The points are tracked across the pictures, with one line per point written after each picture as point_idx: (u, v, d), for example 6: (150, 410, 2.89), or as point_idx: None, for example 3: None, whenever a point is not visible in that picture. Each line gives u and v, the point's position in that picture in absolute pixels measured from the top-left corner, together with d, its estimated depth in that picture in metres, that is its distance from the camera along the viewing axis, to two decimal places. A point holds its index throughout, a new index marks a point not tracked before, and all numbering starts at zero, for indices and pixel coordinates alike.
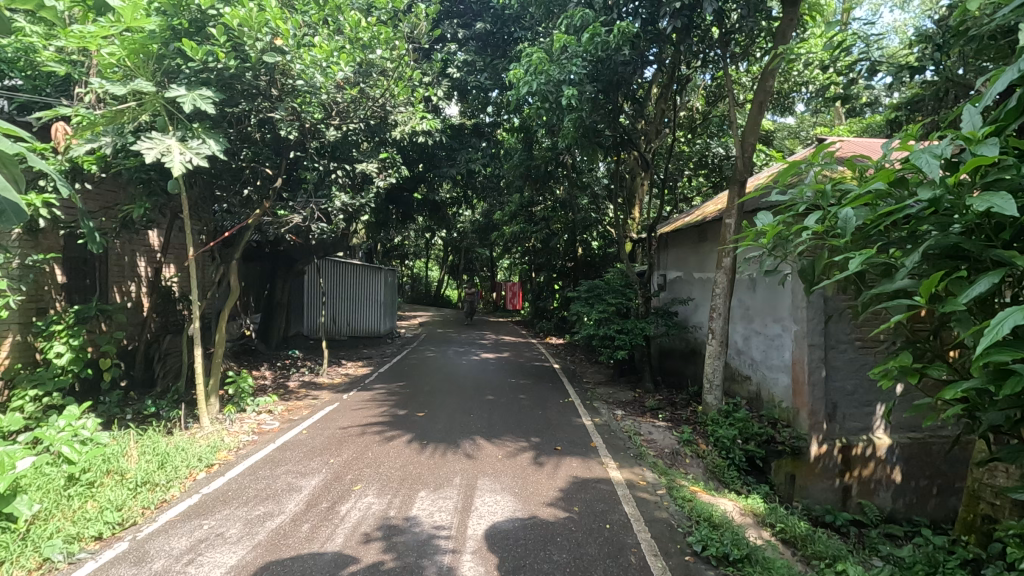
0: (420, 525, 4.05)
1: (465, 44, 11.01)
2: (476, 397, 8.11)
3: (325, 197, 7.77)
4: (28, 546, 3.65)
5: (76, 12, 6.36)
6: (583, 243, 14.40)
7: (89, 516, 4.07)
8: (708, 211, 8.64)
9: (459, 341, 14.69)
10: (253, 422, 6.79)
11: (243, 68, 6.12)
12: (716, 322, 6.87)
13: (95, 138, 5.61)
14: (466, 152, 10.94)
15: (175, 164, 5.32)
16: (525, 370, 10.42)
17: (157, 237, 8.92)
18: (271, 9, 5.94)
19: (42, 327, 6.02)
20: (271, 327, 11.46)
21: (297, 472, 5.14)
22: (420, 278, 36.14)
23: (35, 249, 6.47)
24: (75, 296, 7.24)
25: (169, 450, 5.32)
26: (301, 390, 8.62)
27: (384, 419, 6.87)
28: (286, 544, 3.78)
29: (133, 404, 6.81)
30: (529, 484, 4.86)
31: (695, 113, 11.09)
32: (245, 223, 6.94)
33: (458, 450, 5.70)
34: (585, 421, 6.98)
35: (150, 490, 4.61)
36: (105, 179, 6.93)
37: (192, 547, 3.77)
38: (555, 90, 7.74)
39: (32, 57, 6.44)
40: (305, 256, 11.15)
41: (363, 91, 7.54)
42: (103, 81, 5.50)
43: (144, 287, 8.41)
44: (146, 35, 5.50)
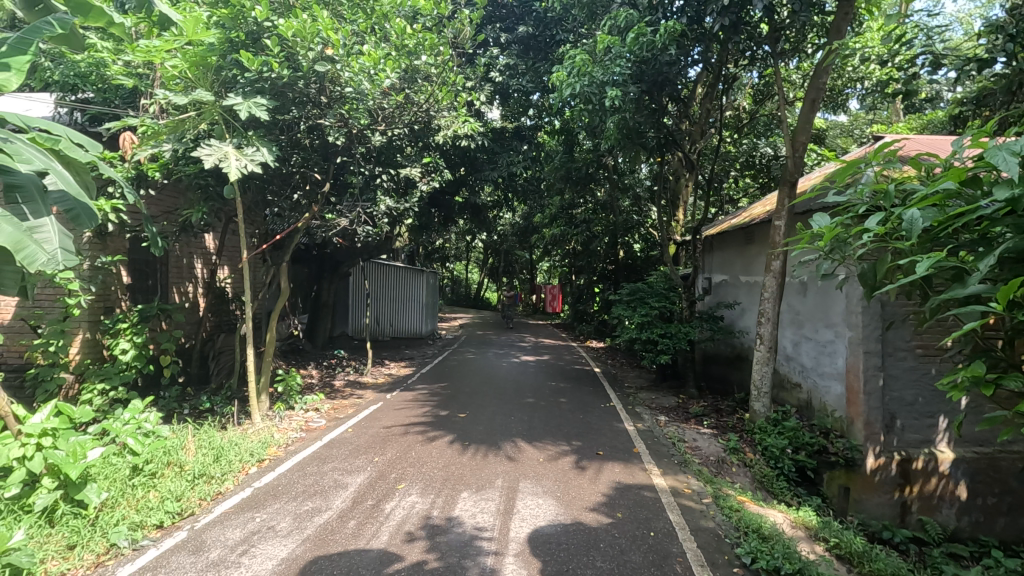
0: (463, 525, 4.08)
1: (507, 48, 11.00)
2: (516, 399, 8.11)
3: (370, 201, 7.94)
4: (97, 532, 3.88)
5: (143, 27, 6.75)
6: (625, 246, 14.21)
7: (151, 505, 4.29)
8: (756, 213, 8.40)
9: (499, 344, 14.72)
10: (300, 420, 7.00)
11: (295, 77, 6.36)
12: (765, 327, 6.65)
13: (158, 145, 5.94)
14: (507, 155, 11.00)
15: (232, 169, 5.57)
16: (565, 374, 10.35)
17: (213, 240, 9.33)
18: (323, 20, 6.16)
19: (110, 325, 6.39)
20: (317, 327, 11.81)
21: (343, 469, 5.27)
22: (460, 280, 36.47)
23: (103, 251, 6.86)
24: (138, 296, 7.65)
25: (224, 445, 5.56)
26: (346, 390, 8.82)
27: (425, 419, 6.97)
28: (334, 540, 3.88)
29: (190, 400, 7.14)
30: (572, 488, 4.83)
31: (742, 113, 10.80)
32: (295, 226, 7.17)
33: (499, 453, 5.72)
34: (627, 426, 6.88)
35: (207, 482, 4.82)
36: (167, 184, 7.31)
37: (246, 539, 3.92)
38: (598, 92, 7.68)
39: (102, 72, 6.87)
40: (351, 259, 11.42)
41: (408, 97, 7.69)
42: (167, 92, 5.82)
43: (200, 288, 8.81)
44: (207, 48, 5.79)
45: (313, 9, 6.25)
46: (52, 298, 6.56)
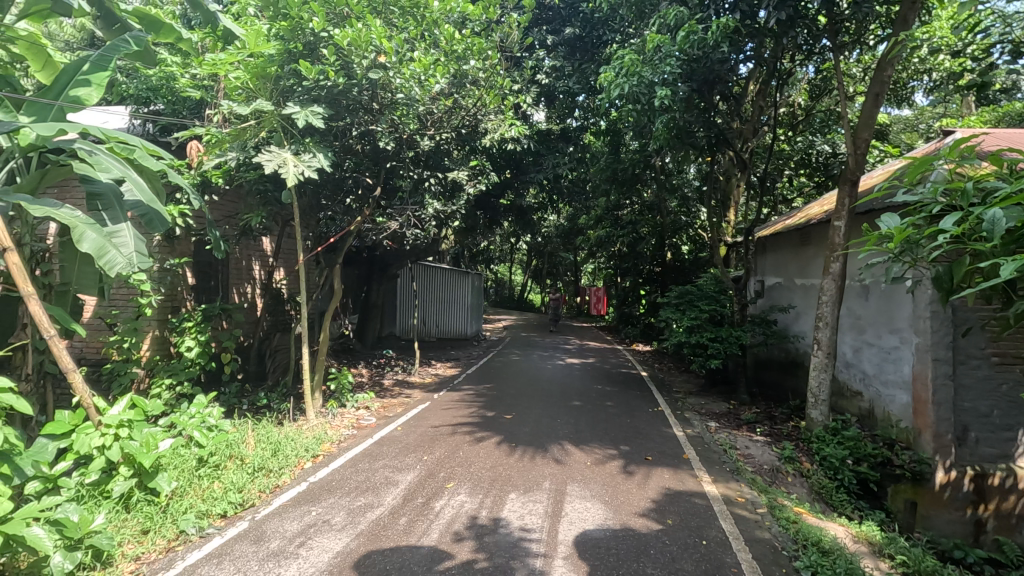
0: (510, 526, 4.10)
1: (553, 50, 10.95)
2: (562, 402, 8.09)
3: (418, 204, 8.06)
4: (168, 519, 4.12)
5: (208, 42, 7.13)
6: (673, 247, 14.02)
7: (216, 495, 4.52)
8: (813, 213, 8.09)
9: (543, 346, 14.71)
10: (352, 418, 7.20)
11: (350, 84, 6.57)
12: (822, 332, 6.39)
13: (223, 154, 6.27)
14: (553, 156, 11.00)
15: (290, 175, 5.80)
16: (611, 377, 10.22)
17: (270, 243, 9.73)
18: (376, 28, 6.36)
19: (177, 324, 6.77)
20: (367, 327, 12.11)
21: (393, 467, 5.39)
22: (504, 282, 36.62)
23: (171, 254, 7.26)
24: (202, 296, 8.06)
25: (281, 440, 5.79)
26: (394, 389, 9.01)
27: (472, 419, 7.04)
28: (386, 535, 3.98)
29: (248, 396, 7.47)
30: (619, 493, 4.77)
31: (797, 109, 10.41)
32: (348, 229, 7.40)
33: (547, 455, 5.70)
34: (677, 431, 6.74)
35: (265, 475, 5.04)
36: (229, 190, 7.69)
37: (303, 531, 4.07)
38: (647, 92, 7.56)
39: (172, 85, 7.30)
40: (399, 261, 11.66)
41: (456, 102, 7.80)
42: (231, 102, 6.12)
43: (258, 289, 9.20)
44: (267, 59, 6.06)
45: (366, 18, 6.45)
46: (126, 298, 7.00)
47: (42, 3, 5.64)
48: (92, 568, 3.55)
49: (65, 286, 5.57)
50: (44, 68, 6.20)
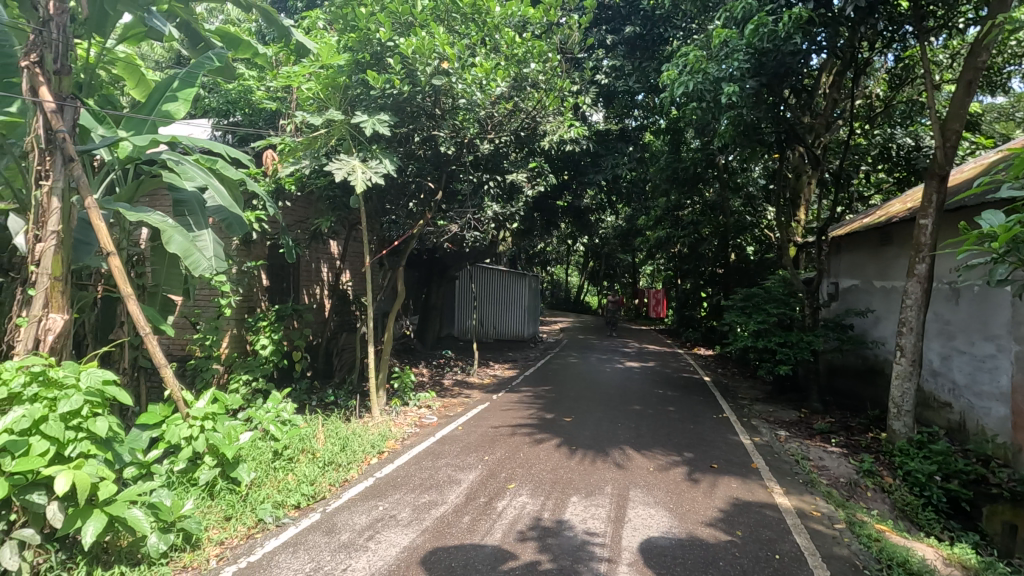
0: (573, 529, 4.08)
1: (613, 50, 10.79)
2: (622, 406, 7.96)
3: (477, 207, 8.14)
4: (248, 507, 4.37)
5: (282, 55, 7.56)
6: (737, 248, 13.56)
7: (290, 487, 4.76)
8: (894, 210, 7.62)
9: (601, 348, 14.55)
10: (414, 416, 7.39)
11: (414, 91, 6.75)
12: (906, 338, 5.97)
13: (297, 162, 6.57)
14: (612, 156, 10.83)
15: (359, 181, 6.02)
16: (672, 382, 9.95)
17: (337, 246, 10.13)
18: (439, 35, 6.54)
19: (253, 323, 7.16)
20: (427, 328, 12.39)
21: (455, 466, 5.47)
22: (559, 284, 36.41)
23: (248, 257, 7.69)
24: (276, 297, 8.51)
25: (349, 435, 6.02)
26: (454, 388, 9.18)
27: (532, 421, 7.05)
28: (451, 533, 4.05)
29: (317, 392, 7.81)
30: (685, 501, 4.64)
31: (874, 100, 9.82)
32: (411, 232, 7.64)
33: (608, 459, 5.63)
34: (744, 440, 6.49)
35: (335, 469, 5.25)
36: (301, 196, 8.08)
37: (371, 525, 4.21)
38: (712, 89, 7.37)
39: (250, 97, 7.74)
40: (458, 263, 11.85)
41: (516, 105, 7.86)
42: (303, 112, 6.45)
43: (325, 290, 9.61)
44: (336, 70, 6.36)
45: (430, 26, 6.64)
46: (208, 299, 7.48)
47: (139, 28, 6.14)
48: (183, 549, 3.82)
49: (154, 287, 5.99)
50: (137, 85, 6.76)
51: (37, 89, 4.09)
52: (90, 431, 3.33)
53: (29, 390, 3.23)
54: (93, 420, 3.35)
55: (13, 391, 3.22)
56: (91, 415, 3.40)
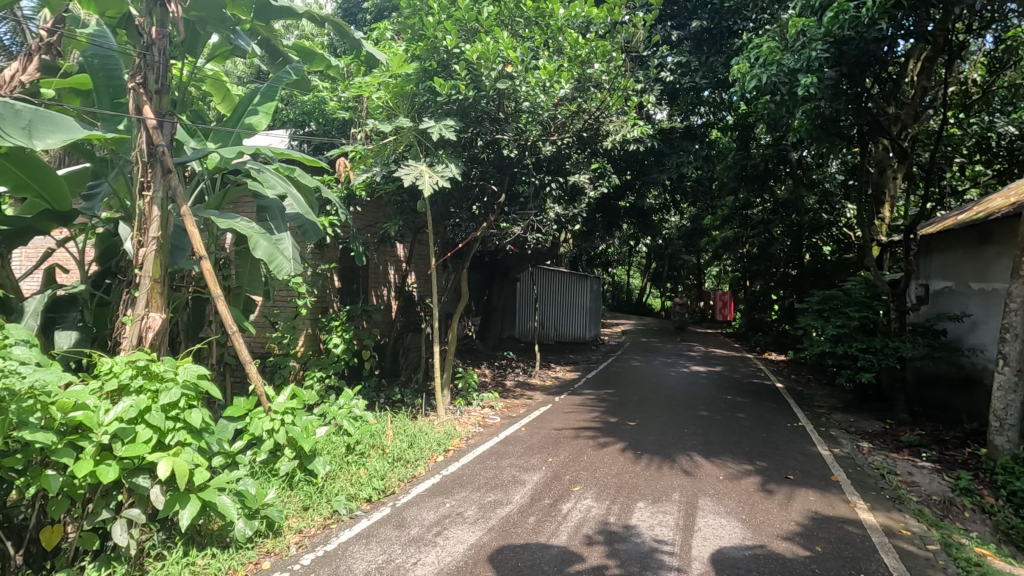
0: (641, 536, 4.00)
1: (678, 46, 10.50)
2: (688, 411, 7.73)
3: (539, 210, 8.17)
4: (324, 499, 4.59)
5: (354, 67, 7.92)
6: (812, 248, 12.88)
7: (362, 481, 4.95)
8: (995, 206, 7.00)
9: (665, 352, 14.19)
10: (478, 416, 7.50)
11: (479, 96, 6.85)
12: (1010, 346, 5.47)
13: (369, 169, 6.86)
14: (677, 155, 10.55)
15: (426, 185, 6.18)
16: (742, 388, 9.54)
17: (403, 249, 10.46)
18: (504, 40, 6.62)
19: (326, 322, 7.49)
20: (489, 329, 12.55)
21: (519, 466, 5.51)
22: (620, 286, 35.83)
23: (322, 260, 8.07)
24: (347, 298, 8.88)
25: (416, 433, 6.19)
26: (517, 389, 9.27)
27: (595, 424, 6.99)
28: (516, 532, 4.08)
29: (385, 390, 8.08)
30: (758, 513, 4.45)
31: (971, 86, 9.03)
32: (475, 235, 7.77)
33: (675, 466, 5.49)
34: (822, 450, 6.15)
35: (403, 465, 5.43)
36: (371, 202, 8.42)
37: (439, 521, 4.30)
38: (788, 81, 7.04)
39: (324, 108, 8.14)
40: (519, 264, 11.92)
41: (580, 106, 7.79)
42: (374, 121, 6.73)
43: (392, 291, 9.91)
44: (405, 78, 6.58)
45: (495, 32, 6.74)
46: (286, 299, 7.91)
47: (225, 47, 6.62)
48: (267, 535, 4.07)
49: (238, 288, 6.41)
50: (223, 100, 7.29)
51: (142, 108, 4.47)
52: (186, 422, 3.61)
53: (135, 382, 3.53)
54: (188, 412, 3.63)
55: (122, 383, 3.52)
56: (187, 407, 3.69)
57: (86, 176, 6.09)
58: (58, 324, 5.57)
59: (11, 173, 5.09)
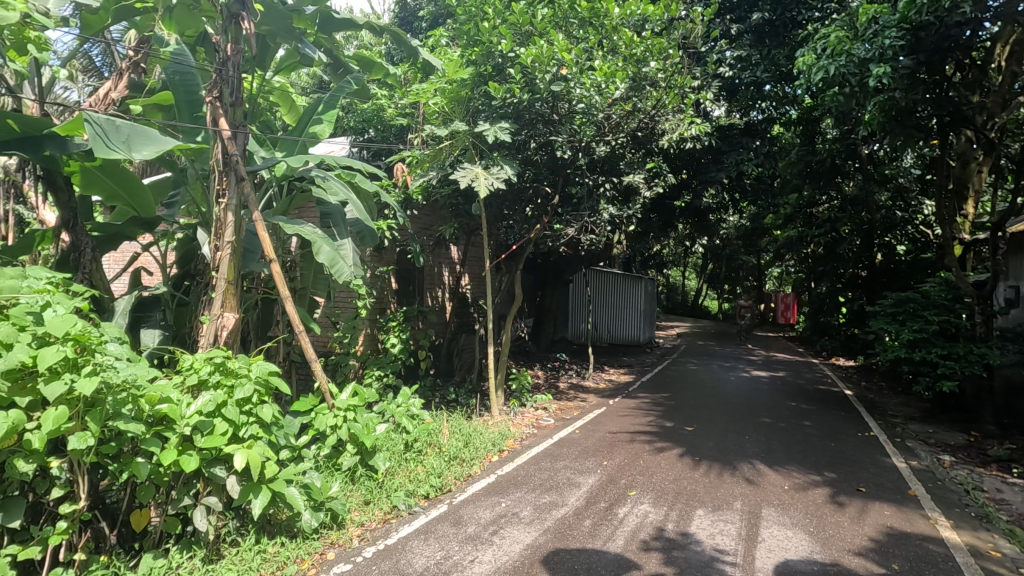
0: (701, 544, 3.90)
1: (738, 40, 10.15)
2: (750, 418, 7.45)
3: (592, 211, 8.11)
4: (384, 494, 4.73)
5: (411, 74, 8.14)
6: (884, 247, 12.17)
7: (420, 478, 5.07)
8: None
9: (724, 356, 13.75)
10: (532, 417, 7.53)
11: (534, 99, 6.89)
12: None
13: (425, 173, 7.06)
14: (736, 152, 10.23)
15: (482, 187, 6.26)
16: (807, 395, 9.11)
17: (458, 251, 10.63)
18: (559, 42, 6.64)
19: (384, 323, 7.71)
20: (541, 331, 12.57)
21: (574, 469, 5.49)
22: (674, 287, 35.00)
23: (380, 262, 8.33)
24: (404, 300, 9.12)
25: (471, 433, 6.28)
26: (570, 391, 9.24)
27: (651, 428, 6.86)
28: (572, 535, 4.07)
29: (440, 390, 8.24)
30: (827, 525, 4.24)
31: None
32: (528, 237, 7.80)
33: (736, 473, 5.32)
34: (898, 462, 5.78)
35: (459, 463, 5.52)
36: (427, 205, 8.62)
37: (496, 521, 4.35)
38: (858, 72, 6.67)
39: (383, 115, 8.40)
40: (572, 265, 11.86)
41: (635, 105, 7.67)
42: (431, 126, 6.91)
43: (447, 293, 10.10)
44: (460, 84, 6.72)
45: (550, 34, 6.77)
46: (346, 301, 8.21)
47: (292, 60, 6.98)
48: (331, 527, 4.24)
49: (304, 289, 6.70)
50: (289, 111, 7.68)
51: (218, 120, 4.76)
52: (258, 416, 3.81)
53: (213, 378, 3.75)
54: (260, 407, 3.83)
55: (202, 378, 3.76)
56: (259, 402, 3.89)
57: (167, 185, 6.55)
58: (143, 323, 6.00)
59: (106, 185, 5.59)
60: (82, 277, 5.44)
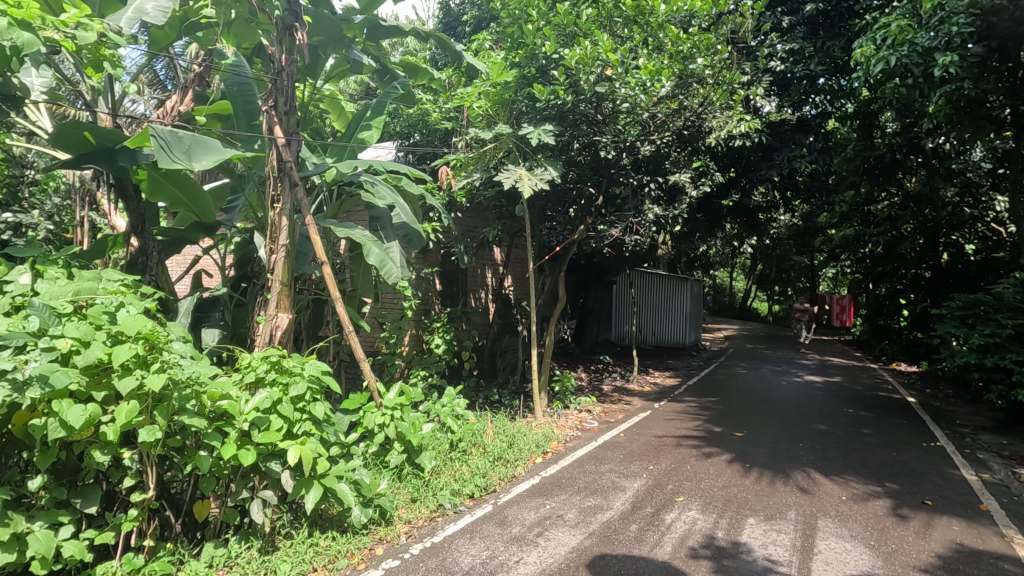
0: (752, 554, 3.79)
1: (790, 32, 9.79)
2: (803, 424, 7.17)
3: (637, 211, 7.93)
4: (431, 493, 4.80)
5: (456, 78, 8.26)
6: (952, 245, 11.52)
7: (465, 477, 5.13)
8: None
9: (774, 359, 13.29)
10: (575, 419, 7.50)
11: (577, 100, 6.85)
12: None
13: (470, 176, 7.14)
14: (787, 149, 9.89)
15: (527, 189, 6.28)
16: (865, 402, 8.69)
17: (501, 253, 10.69)
18: (603, 43, 6.60)
19: (429, 323, 7.83)
20: (584, 332, 12.48)
21: (619, 473, 5.42)
22: (721, 288, 34.08)
23: (425, 264, 8.48)
24: (448, 301, 9.25)
25: (515, 434, 6.30)
26: (614, 394, 9.13)
27: (699, 433, 6.70)
28: (618, 539, 4.02)
29: (484, 390, 8.31)
30: (890, 539, 4.03)
31: None
32: (572, 238, 7.77)
33: (790, 482, 5.13)
34: (968, 475, 5.44)
35: (504, 464, 5.55)
36: (470, 207, 8.73)
37: (540, 522, 4.35)
38: (922, 62, 6.34)
39: (428, 120, 8.55)
40: (616, 266, 11.73)
41: (682, 103, 7.52)
42: (475, 129, 6.99)
43: (490, 294, 10.17)
44: (504, 86, 6.79)
45: (594, 34, 6.74)
46: (393, 302, 8.39)
47: (341, 67, 7.18)
48: (380, 523, 4.34)
49: (352, 291, 6.89)
50: (339, 117, 7.92)
51: (272, 128, 4.95)
52: (311, 414, 3.95)
53: (269, 375, 3.91)
54: (313, 404, 3.97)
55: (258, 376, 3.91)
56: (312, 399, 4.03)
57: (226, 191, 6.86)
58: (204, 322, 6.32)
59: (169, 192, 5.84)
60: (150, 279, 5.79)
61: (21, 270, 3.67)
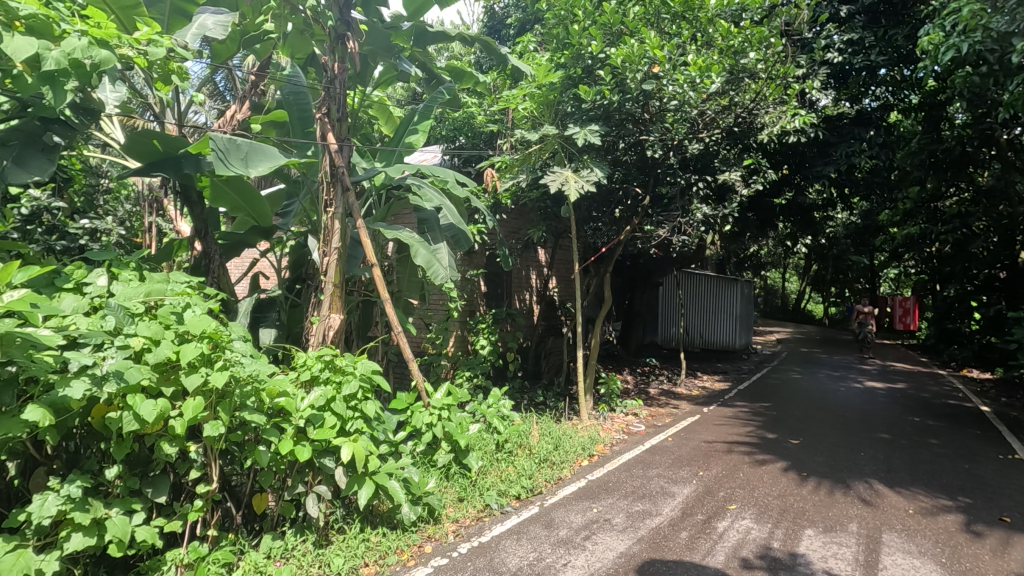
0: (811, 566, 3.64)
1: (848, 22, 9.37)
2: (865, 433, 6.82)
3: (685, 210, 7.73)
4: (477, 492, 4.84)
5: (501, 81, 8.34)
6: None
7: (512, 478, 5.15)
8: None
9: (832, 364, 12.71)
10: (621, 422, 7.39)
11: (624, 99, 6.77)
12: None
13: (515, 176, 7.15)
14: (845, 143, 9.46)
15: (573, 191, 6.24)
16: (933, 410, 8.19)
17: (545, 255, 10.68)
18: (651, 40, 6.52)
19: (475, 324, 7.90)
20: (630, 334, 12.29)
21: (668, 478, 5.30)
22: (773, 290, 32.88)
23: (470, 265, 8.56)
24: (492, 302, 9.30)
25: (561, 436, 6.27)
26: (661, 398, 8.96)
27: (751, 439, 6.49)
28: (668, 546, 3.94)
29: (529, 392, 8.30)
30: (963, 557, 3.79)
31: None
32: (618, 239, 7.68)
33: (850, 492, 4.90)
34: None
35: (549, 466, 5.53)
36: (515, 209, 8.77)
37: (587, 525, 4.31)
38: (998, 47, 6.01)
39: (473, 123, 8.64)
40: (662, 267, 11.52)
41: (732, 99, 7.34)
42: (520, 130, 7.05)
43: (534, 296, 10.17)
44: (549, 88, 6.81)
45: (641, 32, 6.66)
46: (438, 303, 8.51)
47: (390, 74, 7.38)
48: (428, 521, 4.40)
49: (399, 292, 7.02)
50: (387, 122, 8.16)
51: (325, 135, 5.11)
52: (362, 412, 4.05)
53: (324, 374, 4.03)
54: (364, 403, 4.07)
55: (313, 375, 4.04)
56: (363, 397, 4.13)
57: (281, 196, 7.13)
58: (262, 322, 6.58)
59: (230, 198, 6.13)
60: (212, 281, 6.09)
61: (99, 273, 3.92)
